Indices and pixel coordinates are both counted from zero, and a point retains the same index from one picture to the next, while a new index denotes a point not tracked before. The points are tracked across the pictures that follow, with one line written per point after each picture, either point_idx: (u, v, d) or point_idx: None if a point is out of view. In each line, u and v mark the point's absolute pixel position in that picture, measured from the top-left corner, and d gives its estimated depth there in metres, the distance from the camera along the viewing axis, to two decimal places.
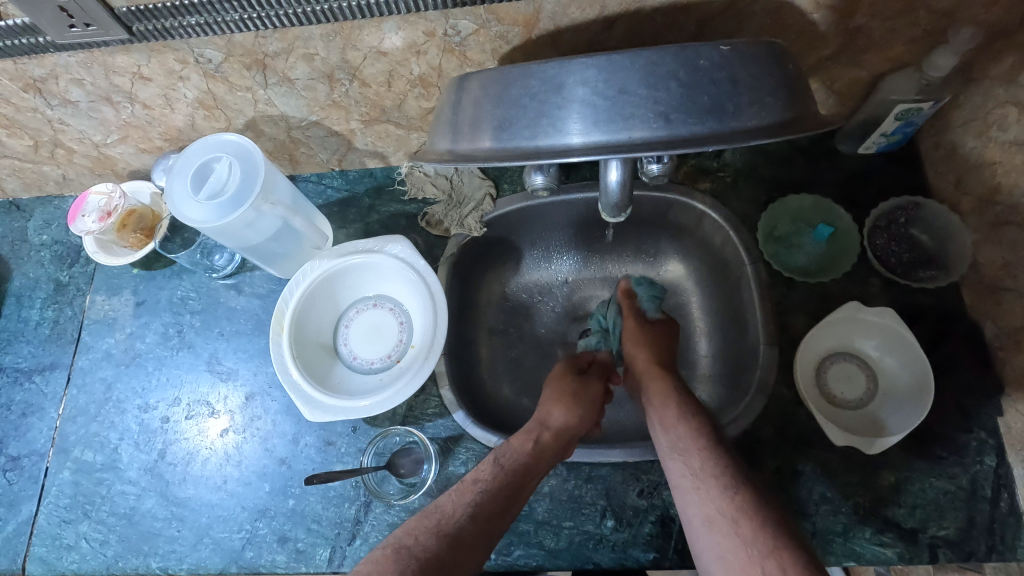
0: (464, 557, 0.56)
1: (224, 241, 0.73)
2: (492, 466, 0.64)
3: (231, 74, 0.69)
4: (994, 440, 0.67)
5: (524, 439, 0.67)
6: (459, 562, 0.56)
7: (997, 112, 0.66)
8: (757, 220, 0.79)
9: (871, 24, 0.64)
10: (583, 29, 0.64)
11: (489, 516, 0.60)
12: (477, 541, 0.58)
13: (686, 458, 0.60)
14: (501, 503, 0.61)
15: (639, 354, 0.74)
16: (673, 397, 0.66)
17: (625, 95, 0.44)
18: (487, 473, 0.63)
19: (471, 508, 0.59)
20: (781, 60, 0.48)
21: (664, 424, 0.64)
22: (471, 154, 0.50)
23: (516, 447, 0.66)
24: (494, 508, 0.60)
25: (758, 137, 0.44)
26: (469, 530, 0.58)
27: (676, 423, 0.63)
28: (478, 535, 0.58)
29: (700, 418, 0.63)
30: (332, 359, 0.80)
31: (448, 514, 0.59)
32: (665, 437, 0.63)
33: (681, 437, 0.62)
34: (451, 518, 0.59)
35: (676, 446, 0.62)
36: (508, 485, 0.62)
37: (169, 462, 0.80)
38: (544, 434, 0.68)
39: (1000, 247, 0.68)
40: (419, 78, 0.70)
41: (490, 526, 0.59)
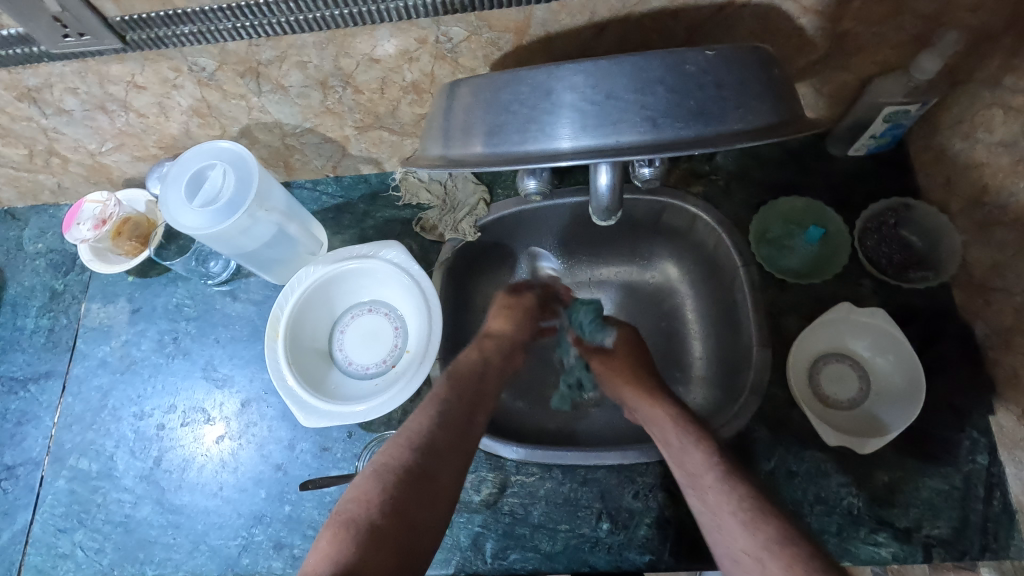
0: (418, 500, 0.58)
1: (220, 248, 0.73)
2: (431, 411, 0.66)
3: (225, 82, 0.70)
4: (986, 439, 0.68)
5: (458, 381, 0.70)
6: (413, 506, 0.57)
7: (984, 114, 0.67)
8: (749, 223, 0.80)
9: (858, 29, 0.65)
10: (574, 35, 0.64)
11: (430, 457, 0.61)
12: (429, 486, 0.59)
13: (700, 492, 0.59)
14: (443, 444, 0.63)
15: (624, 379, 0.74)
16: (670, 431, 0.65)
17: (613, 100, 0.44)
18: (426, 416, 0.65)
19: (413, 452, 0.61)
20: (767, 66, 0.49)
21: (673, 458, 0.63)
22: (463, 160, 0.50)
23: (451, 391, 0.68)
24: (436, 448, 0.62)
25: (747, 140, 0.44)
26: (417, 475, 0.59)
27: (682, 457, 0.62)
28: (427, 480, 0.59)
29: (709, 446, 0.61)
30: (328, 365, 0.81)
31: (395, 462, 0.60)
32: (679, 472, 0.62)
33: (692, 473, 0.60)
34: (397, 466, 0.59)
35: (689, 481, 0.61)
36: (447, 424, 0.65)
37: (165, 469, 0.80)
38: (465, 375, 0.71)
39: (989, 248, 0.68)
40: (412, 84, 0.71)
41: (441, 469, 0.61)
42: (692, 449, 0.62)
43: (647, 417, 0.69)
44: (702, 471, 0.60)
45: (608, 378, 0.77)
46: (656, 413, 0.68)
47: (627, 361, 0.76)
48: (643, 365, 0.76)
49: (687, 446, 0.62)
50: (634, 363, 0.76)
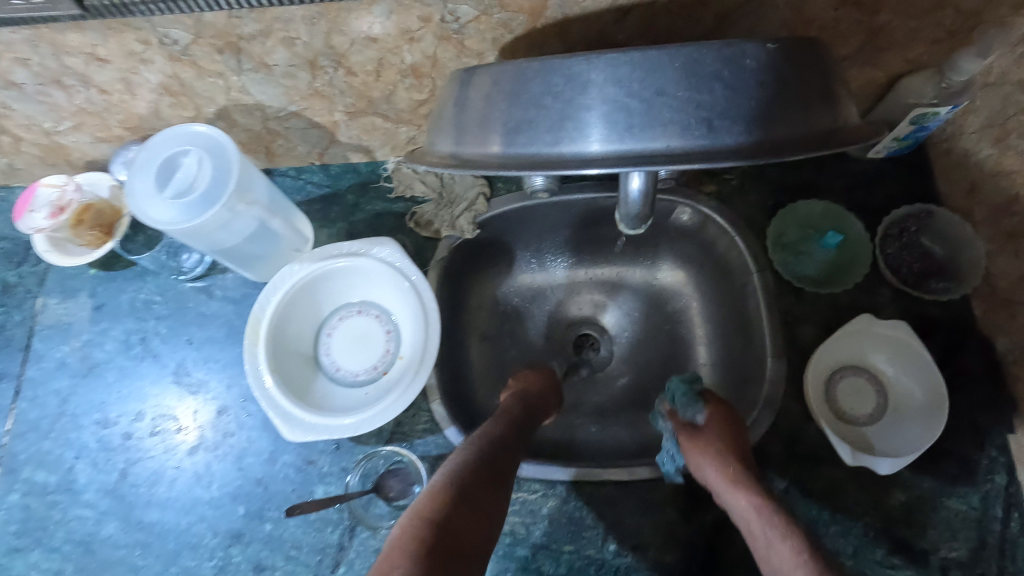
0: (464, 531, 0.50)
1: (195, 244, 0.65)
2: (479, 442, 0.59)
3: (201, 58, 0.62)
4: (1005, 457, 0.65)
5: (502, 415, 0.64)
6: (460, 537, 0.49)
7: (1018, 120, 0.63)
8: (764, 227, 0.76)
9: (895, 23, 0.61)
10: (593, 19, 0.59)
11: (478, 486, 0.53)
12: (476, 518, 0.51)
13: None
14: (488, 474, 0.56)
15: (699, 456, 0.60)
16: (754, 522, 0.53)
17: (662, 97, 0.39)
18: (467, 447, 0.58)
19: (460, 479, 0.53)
20: (823, 61, 0.44)
21: (765, 560, 0.51)
22: (479, 159, 0.44)
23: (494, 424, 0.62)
24: (480, 478, 0.55)
25: (806, 147, 0.40)
26: (464, 502, 0.51)
27: (772, 557, 0.50)
28: (475, 512, 0.52)
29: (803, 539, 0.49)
30: (313, 371, 0.74)
31: (439, 487, 0.52)
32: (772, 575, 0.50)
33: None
34: (443, 494, 0.51)
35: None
36: (494, 454, 0.58)
37: (132, 483, 0.73)
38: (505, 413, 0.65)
39: (1015, 260, 0.66)
40: (412, 67, 0.64)
41: (489, 502, 0.54)
42: (779, 544, 0.50)
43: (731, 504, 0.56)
44: (790, 571, 0.48)
45: (687, 451, 0.62)
46: (739, 503, 0.55)
47: (715, 440, 0.60)
48: (738, 446, 0.60)
49: (774, 542, 0.50)
50: (728, 443, 0.60)
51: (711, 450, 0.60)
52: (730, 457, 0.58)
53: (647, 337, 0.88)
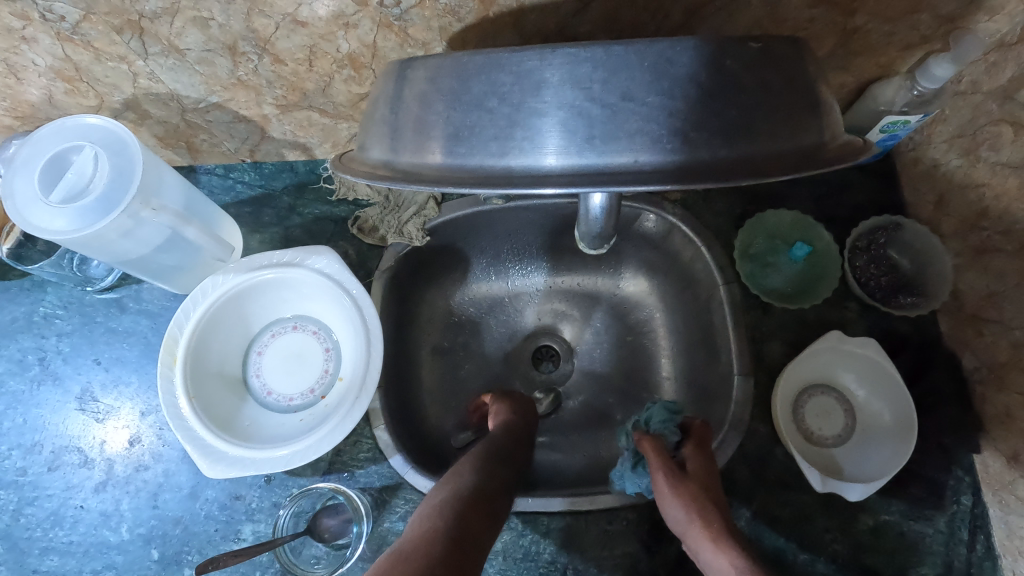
0: (470, 540, 0.49)
1: (92, 253, 0.56)
2: (481, 463, 0.58)
3: (97, 38, 0.53)
4: (971, 478, 0.63)
5: (499, 438, 0.63)
6: (467, 547, 0.48)
7: (989, 130, 0.61)
8: (730, 238, 0.73)
9: (870, 26, 0.57)
10: (552, 9, 0.53)
11: (481, 504, 0.53)
12: (476, 538, 0.50)
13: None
14: (490, 492, 0.55)
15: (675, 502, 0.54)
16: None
17: (629, 102, 0.33)
18: (467, 468, 0.57)
19: (462, 501, 0.52)
20: (808, 64, 0.39)
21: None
22: (418, 169, 0.37)
23: (494, 445, 0.62)
24: (484, 495, 0.54)
25: (786, 166, 0.35)
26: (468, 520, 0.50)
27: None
28: (479, 525, 0.51)
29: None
30: (240, 397, 0.66)
31: (446, 504, 0.51)
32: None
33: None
34: (446, 511, 0.50)
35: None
36: (494, 475, 0.57)
37: (26, 526, 0.64)
38: (504, 435, 0.64)
39: (984, 276, 0.63)
40: (348, 57, 0.57)
41: (487, 520, 0.52)
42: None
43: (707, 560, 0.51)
44: None
45: (659, 497, 0.56)
46: (718, 561, 0.49)
47: (694, 488, 0.55)
48: (715, 500, 0.55)
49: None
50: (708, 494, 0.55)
51: (692, 496, 0.54)
52: (712, 510, 0.53)
53: (609, 350, 0.83)
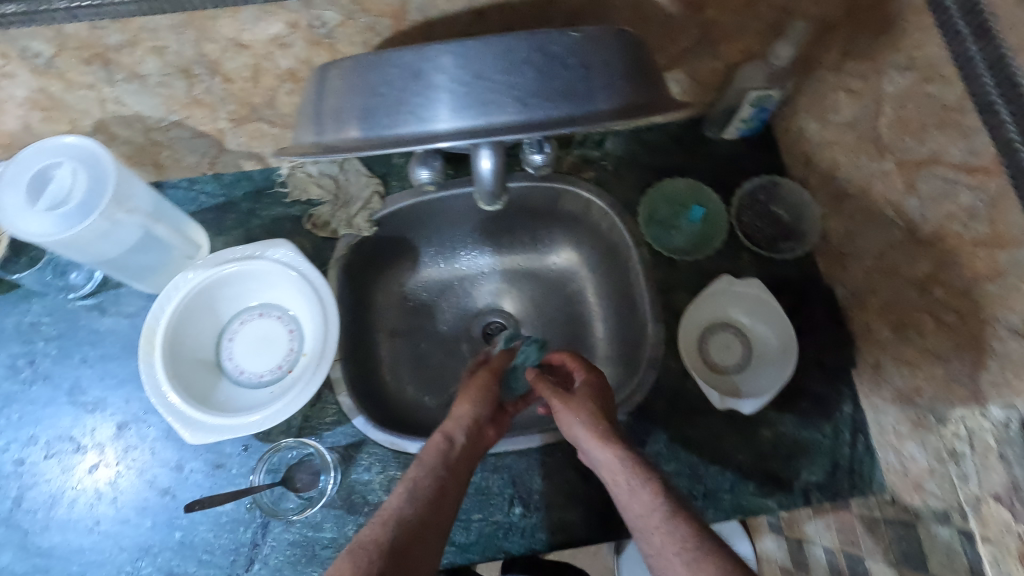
0: (424, 555, 0.54)
1: (75, 255, 0.65)
2: (431, 479, 0.58)
3: (68, 70, 0.62)
4: (850, 390, 0.75)
5: (487, 395, 0.68)
6: (427, 536, 0.55)
7: (832, 97, 0.73)
8: (638, 207, 0.84)
9: (722, 18, 0.69)
10: (454, 20, 0.63)
11: (449, 479, 0.59)
12: (437, 516, 0.57)
13: (646, 534, 0.53)
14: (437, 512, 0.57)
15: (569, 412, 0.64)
16: (618, 476, 0.58)
17: (480, 80, 0.43)
18: (432, 462, 0.60)
19: (432, 484, 0.58)
20: (634, 47, 0.49)
21: (623, 500, 0.57)
22: (337, 144, 0.47)
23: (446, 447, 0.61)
24: (442, 496, 0.58)
25: (606, 122, 0.44)
26: (431, 504, 0.57)
27: (631, 500, 0.56)
28: (442, 503, 0.58)
29: (674, 491, 0.55)
30: (216, 377, 0.75)
31: (422, 485, 0.58)
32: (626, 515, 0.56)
33: (637, 517, 0.54)
34: (417, 496, 0.57)
35: (637, 525, 0.54)
36: (472, 440, 0.64)
37: (27, 509, 0.71)
38: (460, 434, 0.63)
39: (842, 218, 0.75)
40: (288, 72, 0.67)
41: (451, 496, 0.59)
42: (640, 490, 0.55)
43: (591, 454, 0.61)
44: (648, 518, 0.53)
45: (560, 411, 0.65)
46: (602, 456, 0.60)
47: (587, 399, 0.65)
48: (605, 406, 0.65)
49: (636, 489, 0.56)
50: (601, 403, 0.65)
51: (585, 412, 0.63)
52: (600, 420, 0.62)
53: (549, 322, 0.92)
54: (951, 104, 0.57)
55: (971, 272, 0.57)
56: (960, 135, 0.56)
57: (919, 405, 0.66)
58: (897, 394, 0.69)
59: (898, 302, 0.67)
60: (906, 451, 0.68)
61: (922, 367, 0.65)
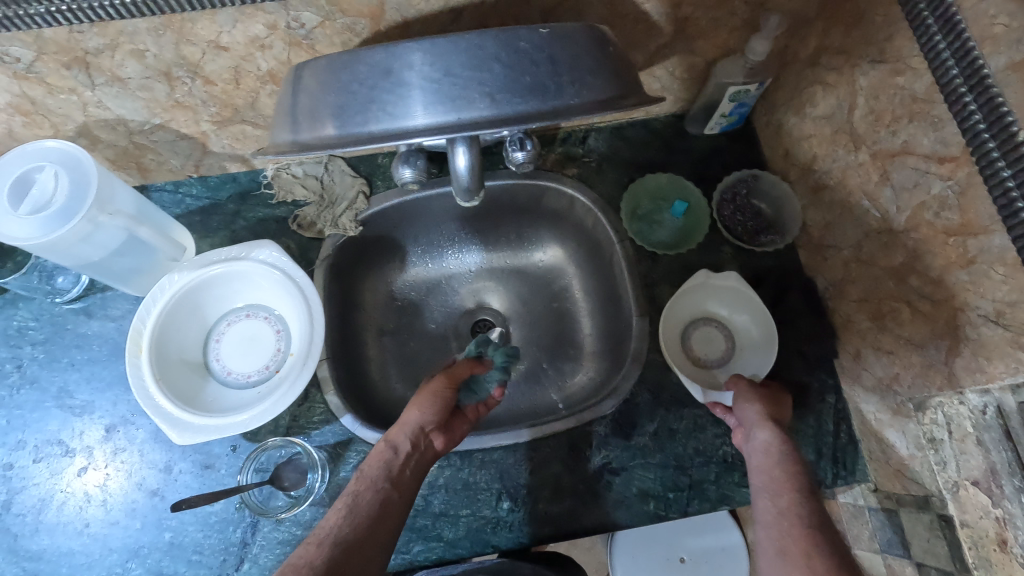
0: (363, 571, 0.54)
1: (57, 258, 0.66)
2: (373, 493, 0.60)
3: (48, 74, 0.63)
4: (833, 380, 0.76)
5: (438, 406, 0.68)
6: (366, 553, 0.56)
7: (809, 91, 0.74)
8: (621, 202, 0.84)
9: (698, 15, 0.70)
10: (431, 20, 0.64)
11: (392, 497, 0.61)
12: (377, 534, 0.58)
13: (773, 530, 0.51)
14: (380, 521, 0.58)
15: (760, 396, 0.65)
16: (775, 469, 0.57)
17: (450, 77, 0.43)
18: (379, 474, 0.61)
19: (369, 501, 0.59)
20: (604, 42, 0.50)
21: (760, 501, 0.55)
22: (312, 143, 0.47)
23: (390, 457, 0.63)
24: (381, 515, 0.59)
25: (576, 115, 0.45)
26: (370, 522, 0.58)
27: (771, 499, 0.54)
28: (383, 521, 0.59)
29: (813, 505, 0.53)
30: (203, 377, 0.75)
31: (357, 503, 0.59)
32: (759, 513, 0.55)
33: (780, 510, 0.53)
34: (354, 513, 0.58)
35: (766, 520, 0.53)
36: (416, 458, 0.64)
37: (17, 513, 0.71)
38: (405, 443, 0.64)
39: (821, 210, 0.76)
40: (268, 73, 0.67)
41: (392, 515, 0.60)
42: (784, 492, 0.54)
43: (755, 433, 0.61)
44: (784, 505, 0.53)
45: (746, 400, 0.65)
46: (763, 438, 0.60)
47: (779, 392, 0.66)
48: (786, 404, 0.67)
49: (779, 491, 0.54)
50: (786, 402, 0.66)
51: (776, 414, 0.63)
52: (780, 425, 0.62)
53: (538, 315, 0.93)
54: (920, 95, 0.58)
55: (945, 260, 0.58)
56: (931, 125, 0.57)
57: (898, 393, 0.66)
58: (877, 382, 0.69)
59: (875, 291, 0.68)
60: (888, 439, 0.69)
61: (900, 355, 0.66)
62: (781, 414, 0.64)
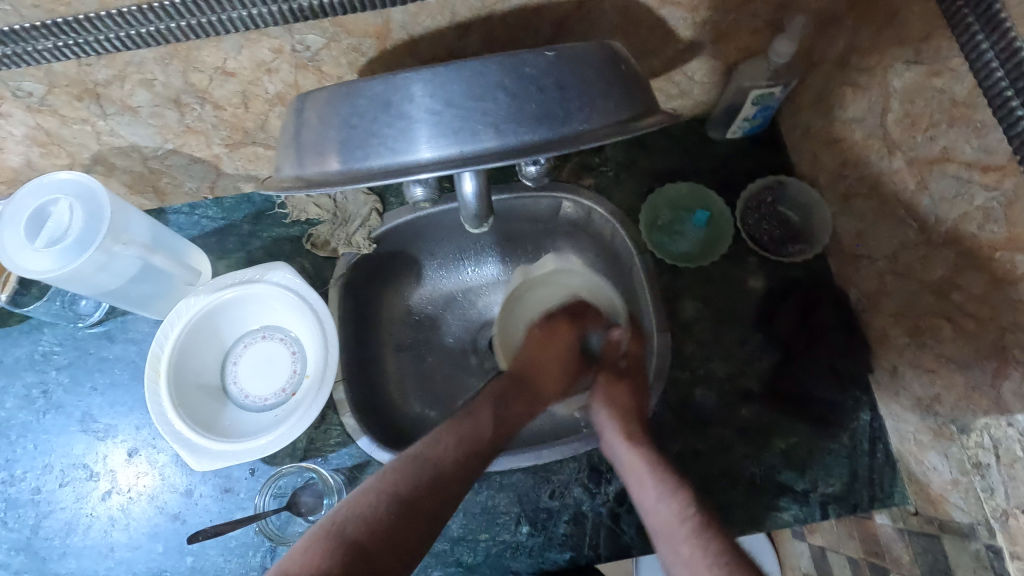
0: (392, 555, 0.55)
1: (74, 288, 0.66)
2: (416, 472, 0.60)
3: (61, 106, 0.63)
4: (867, 396, 0.72)
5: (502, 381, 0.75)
6: (405, 539, 0.56)
7: (838, 93, 0.70)
8: (640, 213, 0.82)
9: (718, 17, 0.67)
10: (439, 37, 0.62)
11: (448, 482, 0.61)
12: (415, 526, 0.57)
13: (672, 542, 0.54)
14: (436, 495, 0.59)
15: (605, 400, 0.70)
16: (650, 477, 0.61)
17: (451, 108, 0.42)
18: (430, 452, 0.62)
19: (410, 487, 0.59)
20: (617, 60, 0.47)
21: (647, 507, 0.59)
22: (315, 178, 0.46)
23: (477, 419, 0.67)
24: (429, 493, 0.59)
25: (585, 142, 0.43)
26: (411, 504, 0.58)
27: (656, 506, 0.58)
28: (431, 503, 0.59)
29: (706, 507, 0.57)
30: (220, 401, 0.75)
31: (404, 475, 0.59)
32: (650, 521, 0.58)
33: (668, 521, 0.56)
34: (397, 495, 0.58)
35: (659, 530, 0.56)
36: (475, 445, 0.65)
37: (45, 536, 0.72)
38: (459, 433, 0.65)
39: (853, 218, 0.72)
40: (277, 96, 0.67)
41: (439, 500, 0.59)
42: (670, 498, 0.58)
43: (618, 451, 0.65)
44: (678, 520, 0.55)
45: (597, 392, 0.72)
46: (629, 455, 0.64)
47: (625, 399, 0.70)
48: (639, 399, 0.70)
49: (663, 496, 0.58)
50: (632, 394, 0.71)
51: (619, 404, 0.69)
52: (630, 420, 0.68)
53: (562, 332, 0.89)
54: (960, 99, 0.54)
55: (990, 276, 0.54)
56: (973, 131, 0.53)
57: (939, 413, 0.63)
58: (915, 401, 0.66)
59: (913, 305, 0.64)
60: (928, 462, 0.65)
61: (941, 375, 0.62)
62: (636, 404, 0.70)
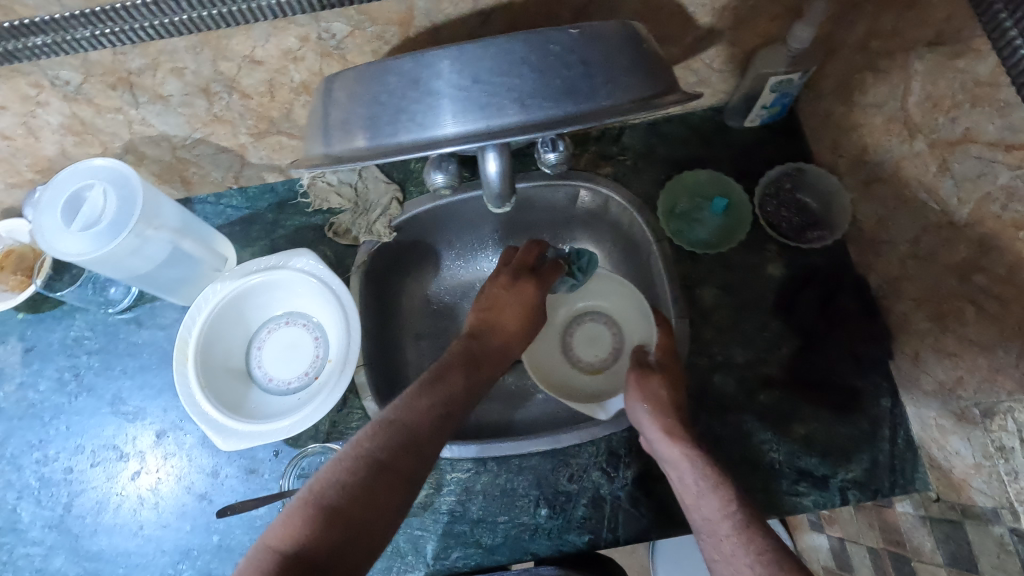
0: (369, 522, 0.51)
1: (107, 271, 0.68)
2: (390, 432, 0.56)
3: (96, 95, 0.65)
4: (888, 383, 0.72)
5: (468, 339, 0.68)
6: (382, 500, 0.52)
7: (858, 78, 0.70)
8: (658, 200, 0.82)
9: (737, 4, 0.67)
10: (460, 24, 0.64)
11: (423, 440, 0.57)
12: (392, 493, 0.53)
13: (714, 540, 0.55)
14: (412, 455, 0.55)
15: (640, 393, 0.67)
16: (698, 478, 0.59)
17: (478, 84, 0.43)
18: (402, 408, 0.58)
19: (389, 441, 0.55)
20: (640, 40, 0.48)
21: (688, 504, 0.59)
22: (344, 155, 0.47)
23: (449, 381, 0.62)
24: (406, 451, 0.55)
25: (608, 117, 0.43)
26: (389, 462, 0.54)
27: (699, 502, 0.58)
28: (406, 467, 0.55)
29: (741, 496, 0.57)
30: (245, 385, 0.77)
31: (381, 432, 0.56)
32: (692, 515, 0.59)
33: (708, 517, 0.57)
34: (374, 454, 0.54)
35: (701, 527, 0.57)
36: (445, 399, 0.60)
37: (77, 514, 0.75)
38: (436, 395, 0.60)
39: (873, 204, 0.72)
40: (302, 84, 0.68)
41: (417, 458, 0.56)
42: (709, 496, 0.57)
43: (661, 448, 0.64)
44: (721, 518, 0.55)
45: (630, 387, 0.68)
46: (673, 452, 0.62)
47: (670, 395, 0.66)
48: (676, 392, 0.67)
49: (703, 494, 0.58)
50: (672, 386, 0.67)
51: (661, 402, 0.66)
52: (670, 413, 0.65)
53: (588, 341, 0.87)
54: (983, 79, 0.54)
55: (1013, 257, 0.54)
56: (996, 110, 0.53)
57: (962, 397, 0.62)
58: (937, 386, 0.65)
59: (935, 289, 0.64)
60: (950, 446, 0.64)
61: (964, 358, 0.61)
62: (675, 397, 0.66)
